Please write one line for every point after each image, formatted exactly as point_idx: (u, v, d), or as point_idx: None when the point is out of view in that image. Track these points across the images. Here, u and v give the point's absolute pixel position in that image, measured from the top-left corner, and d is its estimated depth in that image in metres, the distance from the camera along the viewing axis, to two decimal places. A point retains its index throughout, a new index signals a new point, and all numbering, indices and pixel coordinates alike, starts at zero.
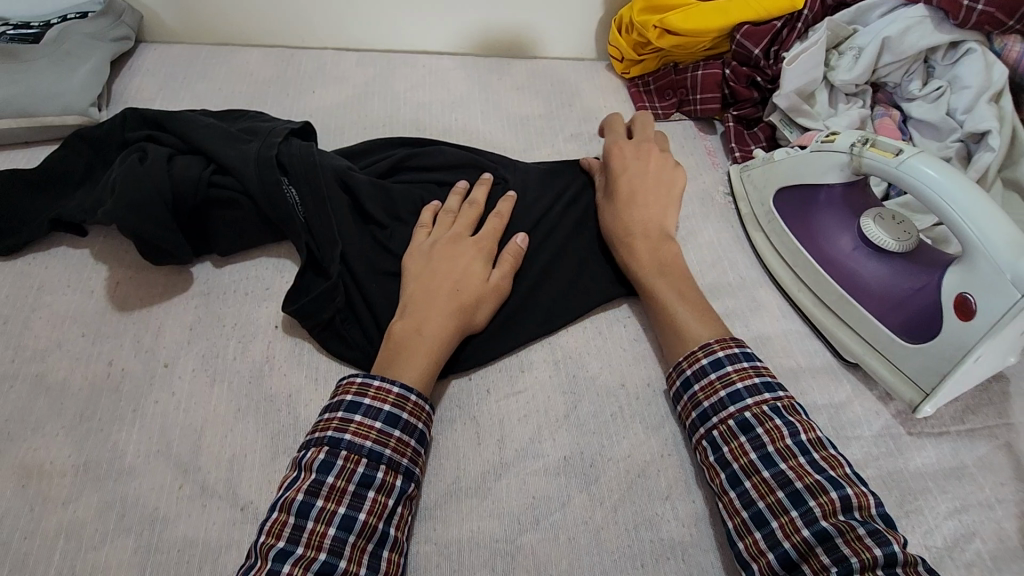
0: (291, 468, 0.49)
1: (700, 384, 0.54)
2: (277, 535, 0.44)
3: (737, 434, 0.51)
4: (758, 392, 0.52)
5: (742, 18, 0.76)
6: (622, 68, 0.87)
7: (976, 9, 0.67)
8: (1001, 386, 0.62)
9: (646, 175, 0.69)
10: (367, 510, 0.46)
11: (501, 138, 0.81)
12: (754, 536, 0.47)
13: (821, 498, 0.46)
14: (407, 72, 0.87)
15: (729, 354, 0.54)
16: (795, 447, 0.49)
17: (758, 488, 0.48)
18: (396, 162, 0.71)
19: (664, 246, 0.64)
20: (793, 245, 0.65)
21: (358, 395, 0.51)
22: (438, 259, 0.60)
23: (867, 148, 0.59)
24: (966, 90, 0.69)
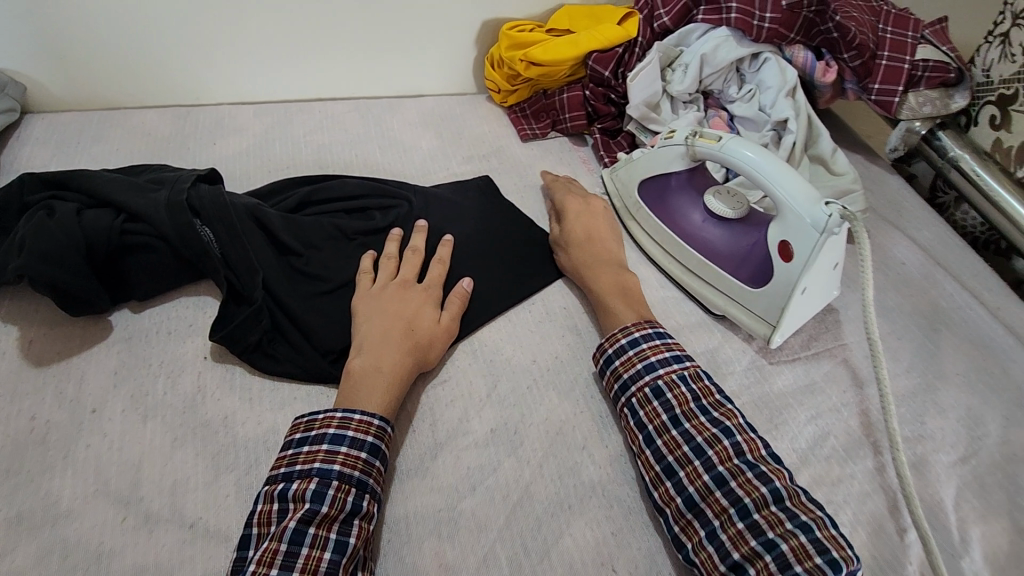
0: (269, 502, 0.51)
1: (620, 359, 0.63)
2: (269, 565, 0.47)
3: (651, 400, 0.59)
4: (668, 363, 0.61)
5: (591, 47, 0.89)
6: (500, 98, 0.99)
7: (764, 27, 0.85)
8: (834, 316, 0.75)
9: (597, 220, 0.78)
10: (356, 535, 0.50)
11: (401, 167, 0.89)
12: (665, 486, 0.55)
13: (718, 447, 0.55)
14: (304, 118, 0.94)
15: (644, 334, 0.63)
16: (696, 409, 0.58)
17: (667, 445, 0.57)
18: (304, 198, 0.78)
19: (624, 274, 0.73)
20: (658, 226, 0.78)
21: (341, 427, 0.55)
22: (390, 301, 0.66)
23: (698, 139, 0.72)
24: (770, 89, 0.87)
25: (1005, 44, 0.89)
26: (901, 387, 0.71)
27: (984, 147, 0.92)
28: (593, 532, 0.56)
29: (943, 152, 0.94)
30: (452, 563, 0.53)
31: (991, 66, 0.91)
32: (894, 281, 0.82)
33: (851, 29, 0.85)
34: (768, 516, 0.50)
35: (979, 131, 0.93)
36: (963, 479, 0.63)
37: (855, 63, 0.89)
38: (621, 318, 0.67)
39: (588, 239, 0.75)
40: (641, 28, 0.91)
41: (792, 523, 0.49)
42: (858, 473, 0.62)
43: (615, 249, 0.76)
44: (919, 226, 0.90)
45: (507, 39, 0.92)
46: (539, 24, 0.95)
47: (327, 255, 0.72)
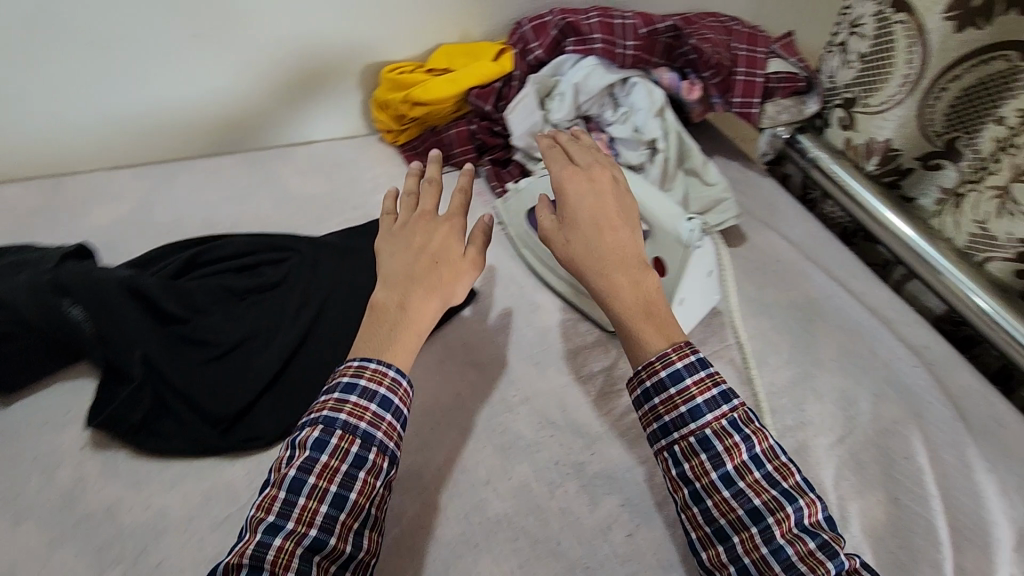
0: (286, 447, 0.53)
1: (661, 398, 0.57)
2: (267, 510, 0.49)
3: (698, 452, 0.55)
4: (717, 406, 0.56)
5: (470, 84, 0.92)
6: (391, 138, 1.00)
7: (627, 54, 0.92)
8: (718, 320, 0.80)
9: (601, 210, 0.65)
10: (357, 490, 0.52)
11: (293, 218, 0.88)
12: (716, 550, 0.54)
13: (778, 514, 0.52)
14: (189, 177, 0.91)
15: (687, 364, 0.57)
16: (750, 463, 0.55)
17: (719, 506, 0.54)
18: (188, 261, 0.76)
19: (644, 278, 0.62)
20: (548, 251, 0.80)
21: (323, 436, 0.52)
22: (417, 235, 0.64)
23: None
24: (641, 111, 0.92)
25: (843, 52, 0.96)
26: (783, 378, 0.76)
27: (838, 147, 1.00)
28: (501, 567, 0.57)
29: (804, 153, 1.03)
30: None
31: (835, 72, 0.98)
32: (771, 278, 0.88)
33: (705, 51, 0.92)
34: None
35: (832, 132, 1.01)
36: (841, 458, 0.69)
37: (715, 81, 0.96)
38: (649, 346, 0.59)
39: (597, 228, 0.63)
40: (515, 62, 0.95)
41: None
42: None
43: (637, 247, 0.64)
44: (791, 224, 0.97)
45: (388, 82, 0.94)
46: (420, 65, 0.97)
47: (215, 318, 0.71)
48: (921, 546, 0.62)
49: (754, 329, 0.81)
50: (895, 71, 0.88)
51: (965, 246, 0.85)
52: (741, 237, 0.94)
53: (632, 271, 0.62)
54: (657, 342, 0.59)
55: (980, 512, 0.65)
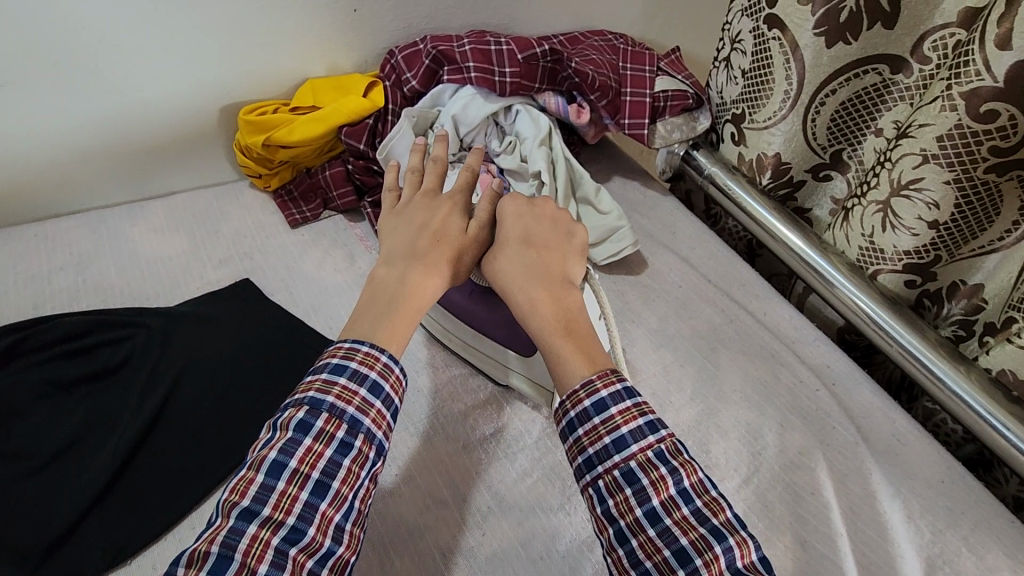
0: (266, 429, 0.48)
1: (585, 429, 0.52)
2: (242, 493, 0.44)
3: (623, 487, 0.49)
4: (642, 437, 0.50)
5: (338, 121, 0.85)
6: (263, 183, 0.90)
7: (506, 81, 0.86)
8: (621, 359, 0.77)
9: (539, 234, 0.64)
10: (339, 479, 0.46)
11: (142, 286, 0.77)
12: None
13: (707, 556, 0.45)
14: (16, 246, 0.79)
15: (612, 393, 0.52)
16: (678, 498, 0.48)
17: (644, 547, 0.48)
18: (4, 350, 0.65)
19: (570, 300, 0.59)
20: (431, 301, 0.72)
21: (286, 451, 0.46)
22: (415, 211, 0.64)
23: None
24: (527, 140, 0.87)
25: (728, 68, 0.94)
26: (687, 417, 0.72)
27: (732, 163, 0.98)
28: None
29: (701, 170, 1.00)
30: None
31: (722, 88, 0.97)
32: (673, 306, 0.85)
33: (587, 73, 0.88)
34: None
35: (726, 147, 0.99)
36: (747, 502, 0.65)
37: (603, 103, 0.92)
38: (574, 371, 0.54)
39: (527, 245, 0.62)
40: (388, 95, 0.88)
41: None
42: None
43: (569, 269, 0.63)
44: (692, 245, 0.95)
45: (246, 124, 0.84)
46: (285, 103, 0.89)
47: (32, 424, 0.61)
48: None
49: (657, 364, 0.78)
50: (776, 86, 0.85)
51: (857, 259, 0.84)
52: (642, 262, 0.90)
53: (558, 290, 0.59)
54: (583, 365, 0.54)
55: (885, 545, 0.63)
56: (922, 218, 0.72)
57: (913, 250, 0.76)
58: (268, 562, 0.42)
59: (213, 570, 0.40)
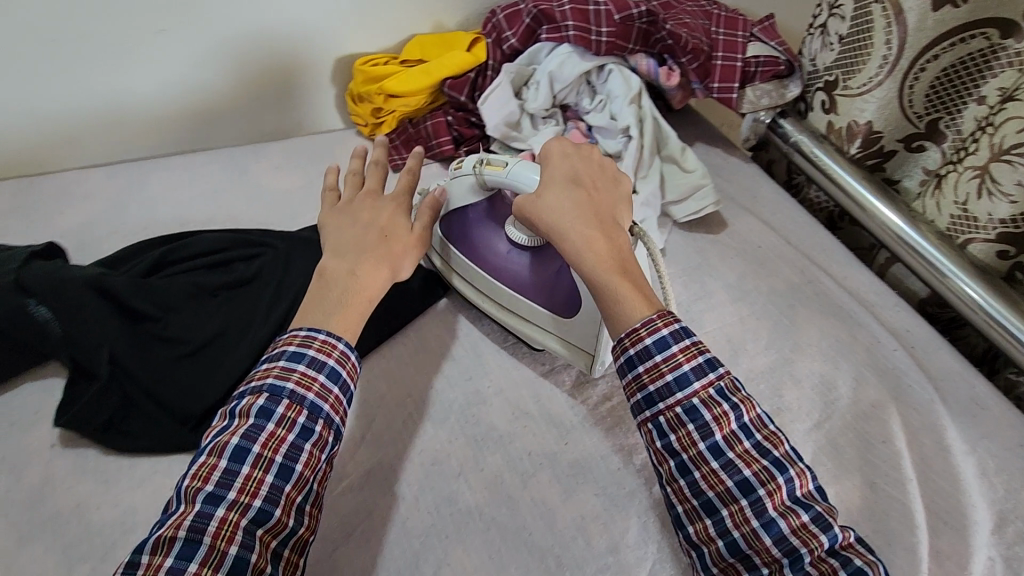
0: (226, 417, 0.53)
1: (645, 366, 0.55)
2: (206, 480, 0.49)
3: (685, 422, 0.54)
4: (704, 374, 0.55)
5: (443, 74, 0.92)
6: (368, 131, 0.98)
7: (602, 41, 0.90)
8: (697, 306, 0.81)
9: (587, 173, 0.65)
10: (302, 462, 0.52)
11: (267, 215, 0.87)
12: (704, 523, 0.54)
13: (769, 486, 0.52)
14: (162, 174, 0.90)
15: (673, 332, 0.55)
16: (739, 433, 0.54)
17: (707, 478, 0.53)
18: (157, 260, 0.75)
19: (620, 241, 0.61)
20: (467, 264, 0.73)
21: (248, 439, 0.51)
22: (358, 209, 0.69)
23: (484, 166, 0.69)
24: (617, 98, 0.91)
25: (824, 34, 0.95)
26: (761, 365, 0.75)
27: (821, 130, 0.98)
28: (471, 557, 0.56)
29: (787, 138, 1.01)
30: None
31: (816, 55, 0.97)
32: (751, 264, 0.87)
33: (682, 36, 0.90)
34: (819, 565, 0.49)
35: (815, 115, 1.00)
36: (818, 444, 0.68)
37: (694, 66, 0.94)
38: (634, 311, 0.57)
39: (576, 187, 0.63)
40: (490, 51, 0.94)
41: (846, 571, 0.48)
42: None
43: (619, 214, 0.64)
44: (773, 209, 0.96)
45: (362, 74, 0.93)
46: (393, 56, 0.96)
47: (185, 316, 0.70)
48: (896, 530, 0.62)
49: (733, 316, 0.80)
50: (874, 51, 0.85)
51: (947, 228, 0.84)
52: (722, 223, 0.93)
53: (608, 231, 0.61)
54: (641, 307, 0.57)
55: (957, 496, 0.65)
56: (1022, 184, 0.72)
57: (1009, 219, 0.76)
58: (237, 542, 0.47)
59: (184, 552, 0.45)
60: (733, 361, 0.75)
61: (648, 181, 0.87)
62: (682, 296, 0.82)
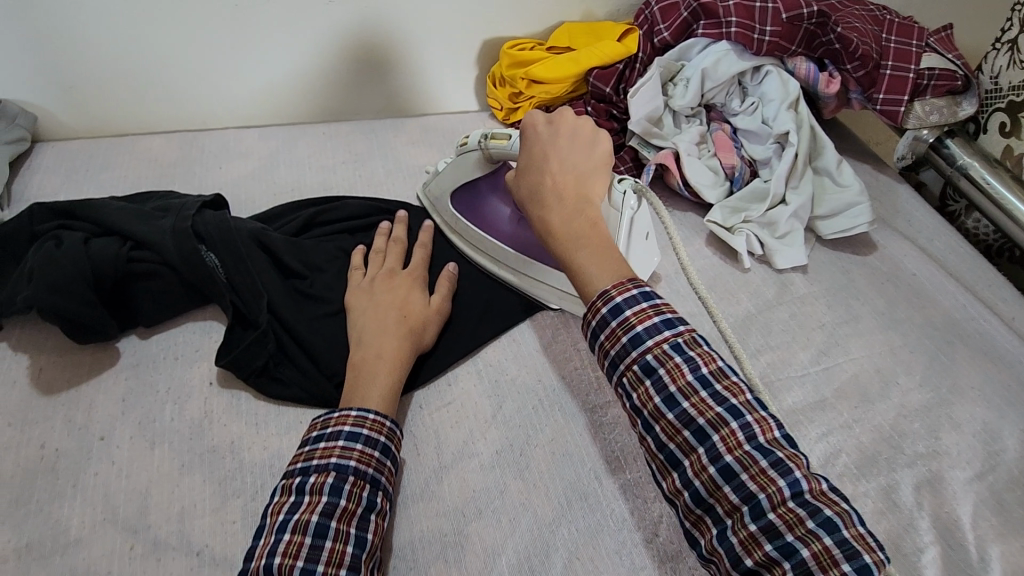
0: (290, 498, 0.50)
1: (603, 333, 0.51)
2: (295, 557, 0.47)
3: (642, 379, 0.48)
4: (658, 331, 0.49)
5: (592, 64, 0.90)
6: (503, 115, 0.99)
7: (765, 40, 0.86)
8: (844, 330, 0.76)
9: (557, 144, 0.62)
10: (373, 530, 0.51)
11: (404, 187, 0.89)
12: (673, 477, 0.48)
13: (723, 431, 0.46)
14: (309, 140, 0.94)
15: (626, 297, 0.50)
16: (696, 383, 0.47)
17: (666, 432, 0.47)
18: (306, 221, 0.78)
19: (582, 212, 0.58)
20: (478, 234, 0.76)
21: (325, 515, 0.49)
22: (381, 290, 0.68)
23: (488, 140, 0.70)
24: (773, 102, 0.87)
25: (1014, 50, 0.86)
26: (915, 402, 0.69)
27: (995, 155, 0.89)
28: (602, 556, 0.55)
29: (952, 161, 0.91)
30: None
31: (1000, 73, 0.89)
32: (904, 292, 0.80)
33: (852, 40, 0.85)
34: (784, 514, 0.43)
35: (988, 139, 0.91)
36: (981, 496, 0.62)
37: (858, 74, 0.88)
38: (595, 285, 0.53)
39: (539, 164, 0.61)
40: (641, 44, 0.92)
41: (814, 522, 0.42)
42: (870, 490, 0.62)
43: (587, 184, 0.61)
44: (929, 236, 0.88)
45: (508, 57, 0.94)
46: (539, 44, 0.97)
47: (331, 277, 0.72)
48: None
49: (884, 346, 0.74)
50: None
51: None
52: (871, 245, 0.86)
53: (574, 203, 0.58)
54: (602, 276, 0.53)
55: None
56: None
57: None
58: None
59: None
60: (883, 393, 0.70)
61: (799, 193, 0.83)
62: (827, 317, 0.77)
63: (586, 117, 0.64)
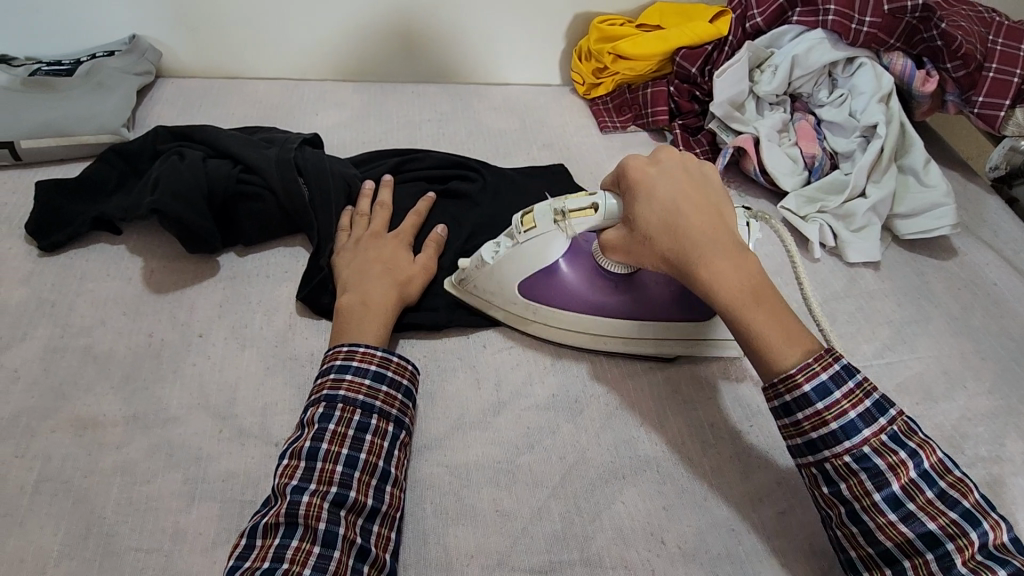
0: (297, 429, 0.55)
1: (807, 415, 0.51)
2: (291, 476, 0.51)
3: (857, 472, 0.49)
4: (874, 420, 0.50)
5: (680, 43, 0.92)
6: (584, 90, 1.01)
7: (863, 30, 0.86)
8: (912, 329, 0.74)
9: (684, 192, 0.57)
10: (366, 450, 0.53)
11: (483, 147, 0.93)
12: (885, 572, 0.49)
13: (959, 540, 0.47)
14: (397, 98, 0.99)
15: (835, 378, 0.50)
16: (919, 480, 0.49)
17: (884, 529, 0.49)
18: (393, 168, 0.82)
19: (746, 262, 0.54)
20: (579, 318, 0.66)
21: (316, 439, 0.53)
22: (366, 249, 0.69)
23: (568, 216, 0.61)
24: (863, 95, 0.86)
25: None
26: (983, 407, 0.67)
27: None
28: (645, 503, 0.57)
29: None
30: (509, 511, 0.56)
31: None
32: (982, 300, 0.78)
33: (955, 37, 0.82)
34: None
35: None
36: None
37: (959, 74, 0.85)
38: (786, 359, 0.51)
39: (676, 218, 0.55)
40: (733, 27, 0.92)
41: None
42: None
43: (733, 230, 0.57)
44: (1017, 248, 0.85)
45: (597, 32, 0.96)
46: (629, 20, 0.99)
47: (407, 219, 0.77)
48: None
49: (954, 349, 0.72)
50: None
51: None
52: (953, 250, 0.83)
53: (729, 255, 0.54)
54: (791, 348, 0.51)
55: None
56: None
57: None
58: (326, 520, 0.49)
59: (286, 536, 0.47)
60: (948, 394, 0.68)
61: (879, 187, 0.82)
62: (897, 314, 0.76)
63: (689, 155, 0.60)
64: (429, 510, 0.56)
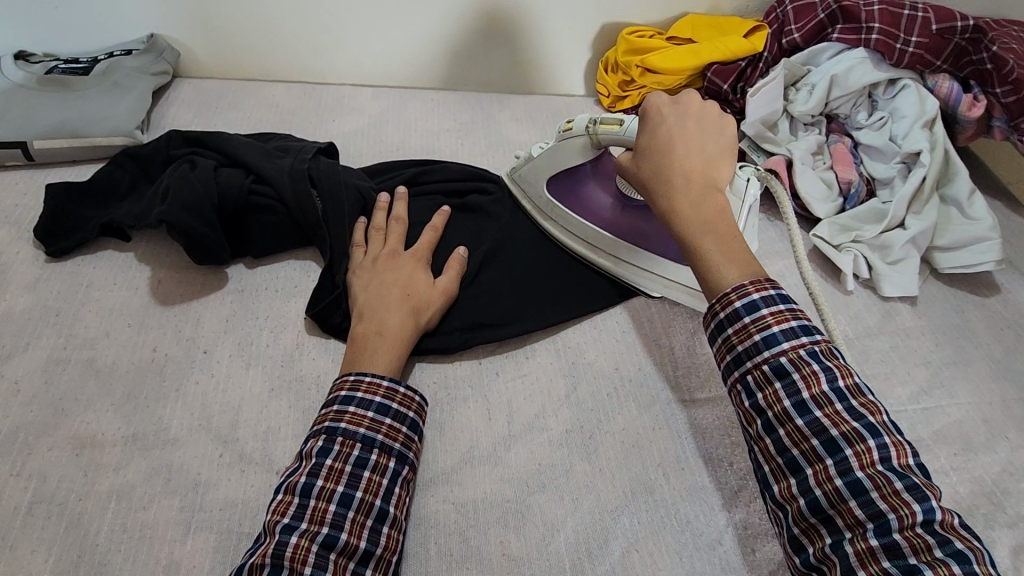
0: (294, 461, 0.53)
1: (733, 328, 0.49)
2: (282, 513, 0.48)
3: (772, 381, 0.47)
4: (795, 336, 0.47)
5: (711, 59, 0.88)
6: (608, 102, 0.98)
7: (908, 51, 0.83)
8: (950, 372, 0.70)
9: (685, 127, 0.59)
10: (363, 487, 0.50)
11: (503, 160, 0.90)
12: (788, 481, 0.46)
13: (857, 446, 0.43)
14: (417, 105, 0.97)
15: (764, 296, 0.48)
16: (831, 394, 0.45)
17: (791, 436, 0.45)
18: (409, 179, 0.79)
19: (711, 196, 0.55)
20: (580, 223, 0.74)
21: (311, 475, 0.50)
22: (384, 270, 0.66)
23: (598, 125, 0.66)
24: (905, 119, 0.81)
25: None
26: None
27: None
28: (661, 552, 0.54)
29: None
30: (517, 555, 0.53)
31: None
32: None
33: (1007, 60, 0.78)
34: (911, 538, 0.40)
35: None
36: None
37: (1010, 99, 0.79)
38: (724, 275, 0.50)
39: (664, 151, 0.58)
40: (768, 43, 0.89)
41: (943, 551, 0.39)
42: None
43: (717, 173, 0.58)
44: None
45: (625, 43, 0.92)
46: (659, 32, 0.95)
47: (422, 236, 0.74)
48: None
49: (995, 395, 0.68)
50: None
51: None
52: (995, 286, 0.79)
53: (698, 192, 0.55)
54: (732, 269, 0.51)
55: None
56: None
57: None
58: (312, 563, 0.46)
59: None
60: (988, 446, 0.64)
61: (920, 218, 0.77)
62: (934, 355, 0.71)
63: (714, 102, 0.61)
64: (433, 551, 0.53)
